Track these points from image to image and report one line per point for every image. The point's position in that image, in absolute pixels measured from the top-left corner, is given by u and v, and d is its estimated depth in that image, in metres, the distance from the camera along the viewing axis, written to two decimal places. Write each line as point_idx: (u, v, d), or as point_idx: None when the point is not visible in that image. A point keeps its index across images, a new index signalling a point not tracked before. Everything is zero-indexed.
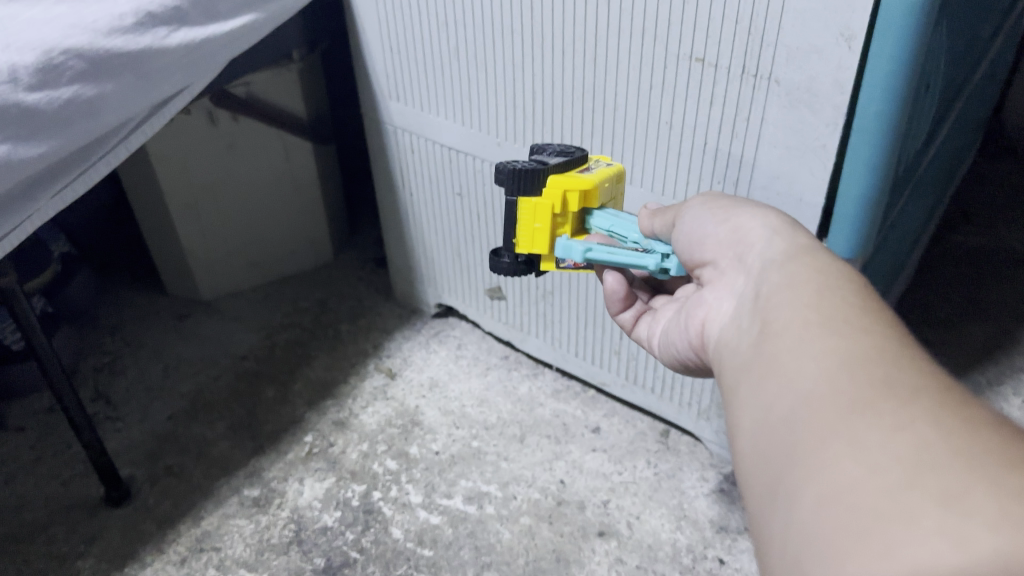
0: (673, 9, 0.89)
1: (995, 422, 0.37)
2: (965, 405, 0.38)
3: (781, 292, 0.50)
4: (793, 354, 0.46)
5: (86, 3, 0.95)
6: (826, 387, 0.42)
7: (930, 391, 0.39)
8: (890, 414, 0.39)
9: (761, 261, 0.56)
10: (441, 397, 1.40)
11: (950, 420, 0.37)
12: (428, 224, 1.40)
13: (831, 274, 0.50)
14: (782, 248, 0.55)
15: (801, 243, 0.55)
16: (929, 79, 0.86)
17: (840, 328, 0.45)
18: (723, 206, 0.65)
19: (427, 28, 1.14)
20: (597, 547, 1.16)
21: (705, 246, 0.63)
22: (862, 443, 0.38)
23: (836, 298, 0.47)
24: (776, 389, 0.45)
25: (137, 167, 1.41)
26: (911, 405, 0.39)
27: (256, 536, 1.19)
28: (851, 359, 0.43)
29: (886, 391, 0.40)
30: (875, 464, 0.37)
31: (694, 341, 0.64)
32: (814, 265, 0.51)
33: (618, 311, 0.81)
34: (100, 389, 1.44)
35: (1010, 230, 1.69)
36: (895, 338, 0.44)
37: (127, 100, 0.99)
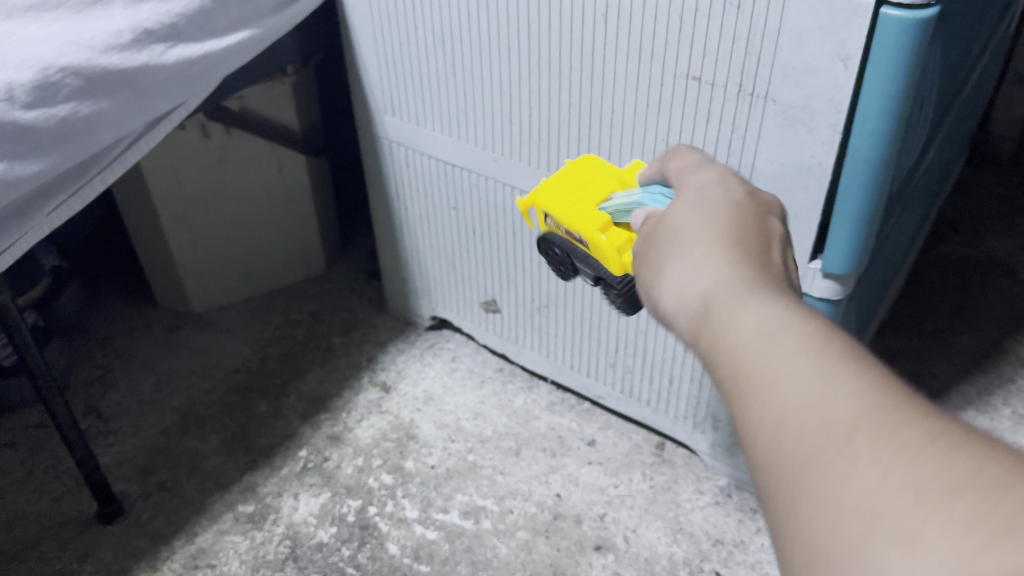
0: (670, 27, 0.90)
1: (930, 434, 0.37)
2: (901, 424, 0.38)
3: (710, 331, 0.50)
4: (752, 357, 0.45)
5: (83, 20, 0.95)
6: (777, 448, 0.42)
7: (861, 422, 0.39)
8: (834, 469, 0.39)
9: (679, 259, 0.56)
10: (436, 410, 1.40)
11: (891, 456, 0.37)
12: (422, 236, 1.40)
13: (743, 293, 0.49)
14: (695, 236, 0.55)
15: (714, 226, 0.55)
16: (923, 97, 0.87)
17: (764, 370, 0.44)
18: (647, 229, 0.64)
19: (423, 44, 1.14)
20: (594, 561, 1.16)
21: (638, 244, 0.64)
22: (824, 508, 0.38)
23: (754, 324, 0.46)
24: (743, 396, 0.45)
25: (129, 180, 1.40)
26: (850, 451, 0.38)
27: (251, 552, 1.19)
28: (785, 410, 0.42)
29: (824, 441, 0.40)
30: (842, 529, 0.37)
31: None
32: (725, 286, 0.50)
33: None
34: (92, 403, 1.42)
35: (997, 240, 1.71)
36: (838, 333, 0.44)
37: (124, 116, 0.99)
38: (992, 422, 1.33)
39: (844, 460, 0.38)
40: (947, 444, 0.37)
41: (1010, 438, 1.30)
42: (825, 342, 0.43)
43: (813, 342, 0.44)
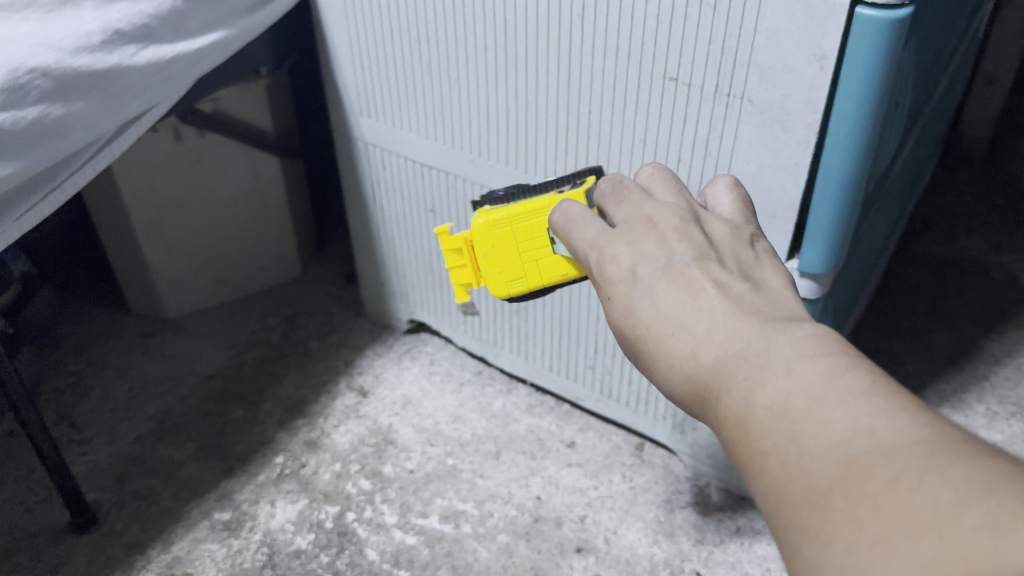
0: (646, 28, 0.90)
1: (892, 477, 0.40)
2: (866, 477, 0.41)
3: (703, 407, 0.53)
4: (781, 395, 0.47)
5: (51, 22, 0.94)
6: (778, 519, 0.45)
7: (834, 484, 0.42)
8: (821, 532, 0.42)
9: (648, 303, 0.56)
10: (415, 414, 1.39)
11: (864, 513, 0.40)
12: (400, 240, 1.39)
13: (712, 364, 0.52)
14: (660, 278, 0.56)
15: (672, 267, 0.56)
16: (898, 97, 0.88)
17: (750, 444, 0.48)
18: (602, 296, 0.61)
19: (399, 45, 1.13)
20: (575, 563, 1.16)
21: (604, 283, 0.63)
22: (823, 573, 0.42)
23: (732, 397, 0.50)
24: (775, 430, 0.46)
25: (100, 185, 1.38)
26: (830, 514, 0.42)
27: (228, 560, 1.17)
28: (775, 481, 0.46)
29: (809, 509, 0.43)
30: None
31: None
32: (692, 358, 0.53)
33: None
34: (64, 411, 1.40)
35: (969, 240, 1.73)
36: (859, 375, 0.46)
37: (94, 119, 0.97)
38: (966, 419, 1.34)
39: (826, 523, 0.42)
40: (907, 484, 0.40)
41: (984, 435, 1.31)
42: (787, 406, 0.46)
43: (780, 410, 0.47)
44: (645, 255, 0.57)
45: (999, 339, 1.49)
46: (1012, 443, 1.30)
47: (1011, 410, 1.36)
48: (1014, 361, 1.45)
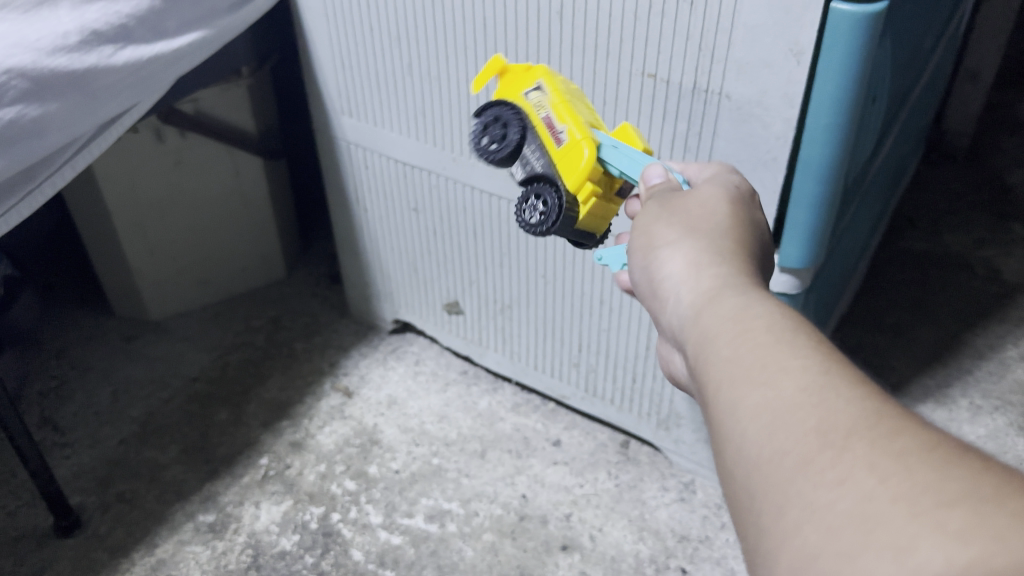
0: (625, 25, 0.90)
1: (927, 445, 0.39)
2: (897, 434, 0.40)
3: (713, 322, 0.51)
4: (740, 381, 0.46)
5: (27, 22, 0.93)
6: (770, 446, 0.43)
7: (860, 427, 0.40)
8: (829, 473, 0.40)
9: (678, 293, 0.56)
10: (400, 414, 1.38)
11: (887, 463, 0.38)
12: (383, 239, 1.39)
13: (727, 301, 0.52)
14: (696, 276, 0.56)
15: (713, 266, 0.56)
16: (875, 92, 0.88)
17: (766, 368, 0.46)
18: (649, 223, 0.63)
19: (379, 44, 1.13)
20: (560, 561, 1.16)
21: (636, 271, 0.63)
22: (817, 509, 0.39)
23: (760, 322, 0.49)
24: (734, 419, 0.45)
25: (80, 186, 1.37)
26: (846, 455, 0.40)
27: (213, 562, 1.16)
28: (784, 406, 0.43)
29: (823, 442, 0.41)
30: (831, 530, 0.38)
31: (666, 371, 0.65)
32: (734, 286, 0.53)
33: None
34: (47, 414, 1.39)
35: (953, 235, 1.73)
36: (826, 357, 0.46)
37: (72, 120, 0.96)
38: (950, 413, 1.35)
39: (838, 464, 0.40)
40: (941, 455, 0.38)
41: (968, 429, 1.32)
42: (761, 380, 0.45)
43: (754, 381, 0.45)
44: (679, 249, 0.58)
45: (982, 334, 1.50)
46: (996, 437, 1.31)
47: (995, 403, 1.36)
48: (997, 355, 1.45)
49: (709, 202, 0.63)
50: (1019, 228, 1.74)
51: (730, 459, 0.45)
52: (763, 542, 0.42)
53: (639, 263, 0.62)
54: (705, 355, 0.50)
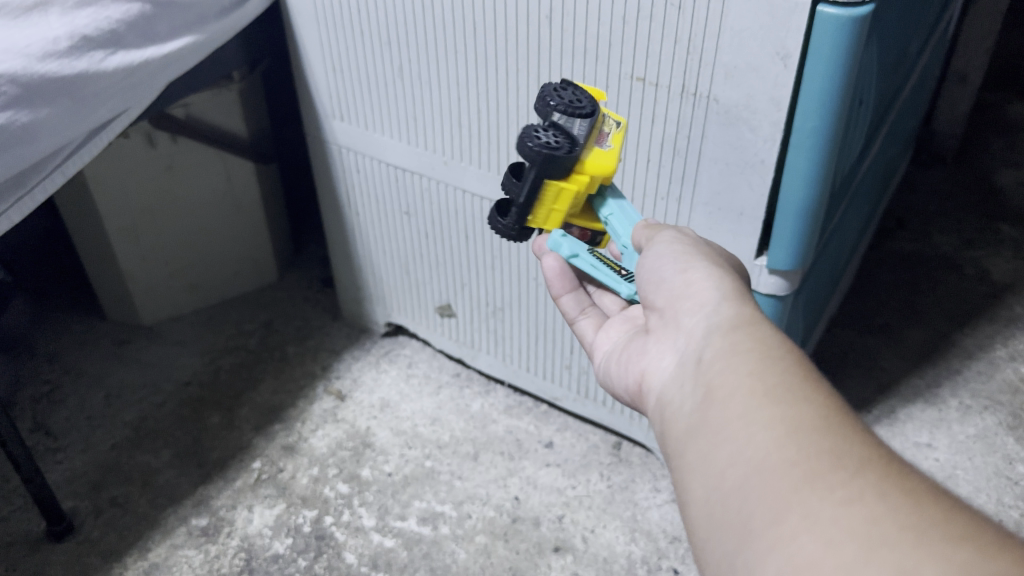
0: (613, 29, 0.90)
1: (933, 491, 0.45)
2: (905, 476, 0.46)
3: (738, 343, 0.57)
4: (741, 421, 0.52)
5: (18, 27, 0.93)
6: (779, 455, 0.49)
7: (872, 463, 0.47)
8: (837, 491, 0.45)
9: (703, 325, 0.60)
10: (393, 417, 1.39)
11: (897, 496, 0.44)
12: (375, 242, 1.39)
13: (743, 341, 0.57)
14: (727, 315, 0.59)
15: (747, 312, 0.60)
16: (862, 95, 0.89)
17: (790, 393, 0.52)
18: (685, 247, 0.68)
19: (370, 48, 1.14)
20: (553, 562, 1.16)
21: (660, 290, 0.66)
22: (818, 518, 0.45)
23: (786, 358, 0.55)
24: (730, 455, 0.51)
25: (72, 191, 1.37)
26: (855, 481, 0.45)
27: (206, 566, 1.17)
28: (802, 432, 0.49)
29: (836, 465, 0.47)
30: (832, 541, 0.43)
31: (633, 388, 0.68)
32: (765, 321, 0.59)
33: (561, 295, 0.84)
34: (40, 419, 1.39)
35: (942, 235, 1.75)
36: (833, 408, 0.51)
37: (63, 125, 0.96)
38: (940, 413, 1.36)
39: (847, 486, 0.45)
40: (946, 502, 0.44)
41: (958, 429, 1.33)
42: (764, 423, 0.51)
43: (755, 423, 0.51)
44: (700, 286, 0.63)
45: (971, 334, 1.51)
46: (985, 436, 1.32)
47: (984, 403, 1.37)
48: (986, 355, 1.47)
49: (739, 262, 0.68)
50: (1007, 228, 1.76)
51: (733, 469, 0.51)
52: (751, 541, 0.47)
53: (671, 272, 0.66)
54: (725, 368, 0.56)
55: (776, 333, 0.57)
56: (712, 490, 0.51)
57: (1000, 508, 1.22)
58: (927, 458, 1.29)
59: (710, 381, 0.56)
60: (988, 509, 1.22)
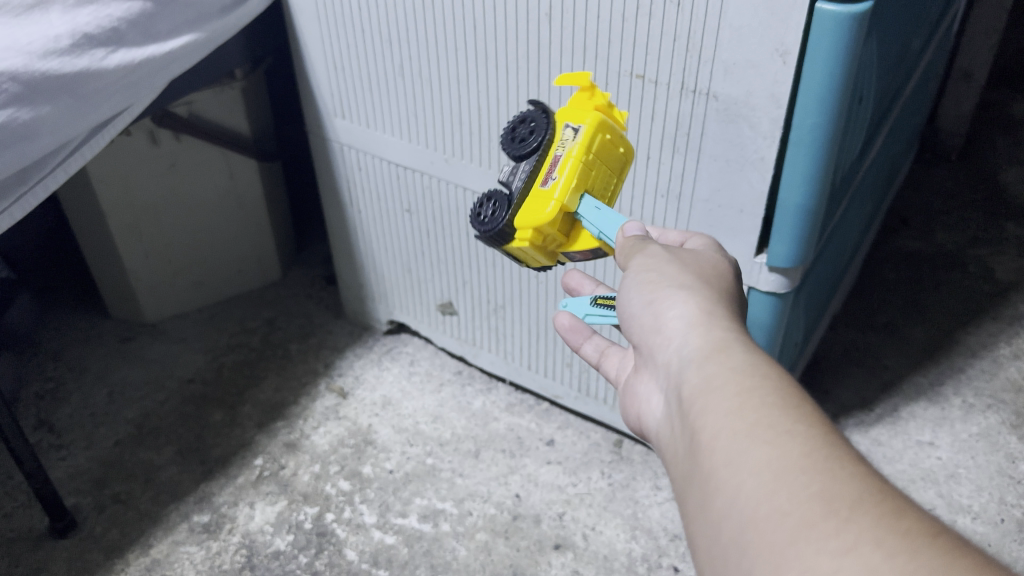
0: (612, 26, 0.90)
1: (930, 530, 0.41)
2: (901, 515, 0.42)
3: (713, 377, 0.53)
4: (727, 465, 0.48)
5: (20, 26, 0.94)
6: (770, 503, 0.45)
7: (865, 502, 0.42)
8: (831, 541, 0.41)
9: (679, 360, 0.57)
10: (394, 415, 1.39)
11: (894, 542, 0.40)
12: (377, 240, 1.40)
13: (721, 372, 0.53)
14: (700, 345, 0.55)
15: (718, 337, 0.55)
16: (862, 91, 0.89)
17: (770, 429, 0.47)
18: (655, 270, 0.64)
19: (371, 46, 1.14)
20: (553, 560, 1.16)
21: (636, 322, 0.63)
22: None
23: (764, 387, 0.50)
24: (721, 505, 0.47)
25: (76, 189, 1.37)
26: (849, 527, 0.41)
27: (207, 563, 1.17)
28: (788, 471, 0.45)
29: (827, 509, 0.43)
30: None
31: (636, 427, 0.65)
32: (741, 346, 0.54)
33: (582, 350, 0.82)
34: (43, 416, 1.40)
35: (947, 234, 1.74)
36: (820, 438, 0.46)
37: (64, 123, 0.97)
38: (943, 412, 1.35)
39: (841, 535, 0.41)
40: (944, 542, 0.40)
41: (960, 427, 1.33)
42: (748, 466, 0.47)
43: (740, 466, 0.47)
44: (674, 315, 0.59)
45: (975, 332, 1.50)
46: (988, 435, 1.31)
47: (987, 402, 1.37)
48: (990, 353, 1.46)
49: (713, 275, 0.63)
50: (1012, 227, 1.75)
51: (725, 519, 0.47)
52: None
53: (639, 306, 0.63)
54: (703, 408, 0.52)
55: (753, 358, 0.53)
56: (713, 544, 0.48)
57: (1003, 507, 1.21)
58: (929, 457, 1.28)
59: (691, 423, 0.52)
60: (991, 507, 1.21)
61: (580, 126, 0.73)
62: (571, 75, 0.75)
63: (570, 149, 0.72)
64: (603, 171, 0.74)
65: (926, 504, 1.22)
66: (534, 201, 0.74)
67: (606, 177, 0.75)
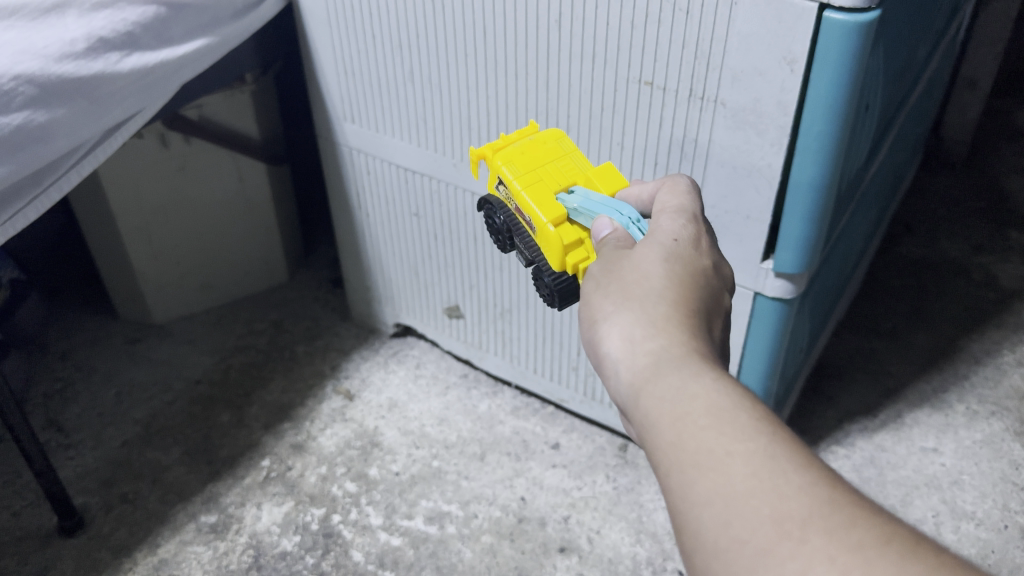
0: (622, 34, 0.91)
1: (882, 538, 0.41)
2: (852, 525, 0.42)
3: (652, 403, 0.51)
4: (684, 501, 0.47)
5: (36, 29, 0.95)
6: (727, 534, 0.44)
7: (815, 518, 0.43)
8: (789, 565, 0.42)
9: (621, 388, 0.55)
10: (400, 417, 1.40)
11: (848, 558, 0.41)
12: (385, 244, 1.40)
13: (657, 399, 0.51)
14: (635, 372, 0.54)
15: (650, 357, 0.54)
16: (869, 99, 0.90)
17: (714, 457, 0.47)
18: (591, 287, 0.61)
19: (382, 51, 1.15)
20: (558, 563, 1.17)
21: (586, 347, 0.61)
22: None
23: (699, 407, 0.49)
24: (687, 542, 0.47)
25: (87, 191, 1.39)
26: (805, 549, 0.42)
27: (215, 562, 1.18)
28: (738, 499, 0.45)
29: (781, 535, 0.43)
30: None
31: None
32: (670, 358, 0.53)
33: None
34: (52, 416, 1.41)
35: (951, 241, 1.74)
36: (761, 453, 0.46)
37: (79, 126, 0.98)
38: (947, 418, 1.36)
39: (797, 556, 0.42)
40: (899, 548, 0.41)
41: (964, 434, 1.33)
42: (701, 501, 0.46)
43: (694, 501, 0.46)
44: (610, 337, 0.57)
45: (979, 340, 1.51)
46: (991, 442, 1.32)
47: (990, 409, 1.37)
48: (994, 361, 1.46)
49: (642, 261, 0.60)
50: (1016, 235, 1.75)
51: (692, 556, 0.46)
52: None
53: (583, 330, 0.60)
54: (650, 438, 0.51)
55: (684, 376, 0.51)
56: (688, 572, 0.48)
57: (1006, 513, 1.21)
58: (933, 463, 1.29)
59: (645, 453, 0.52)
60: (994, 514, 1.21)
61: (500, 177, 0.80)
62: (474, 154, 0.86)
63: (514, 191, 0.78)
64: (546, 168, 0.79)
65: (930, 510, 1.22)
66: (543, 242, 0.75)
67: (555, 166, 0.79)
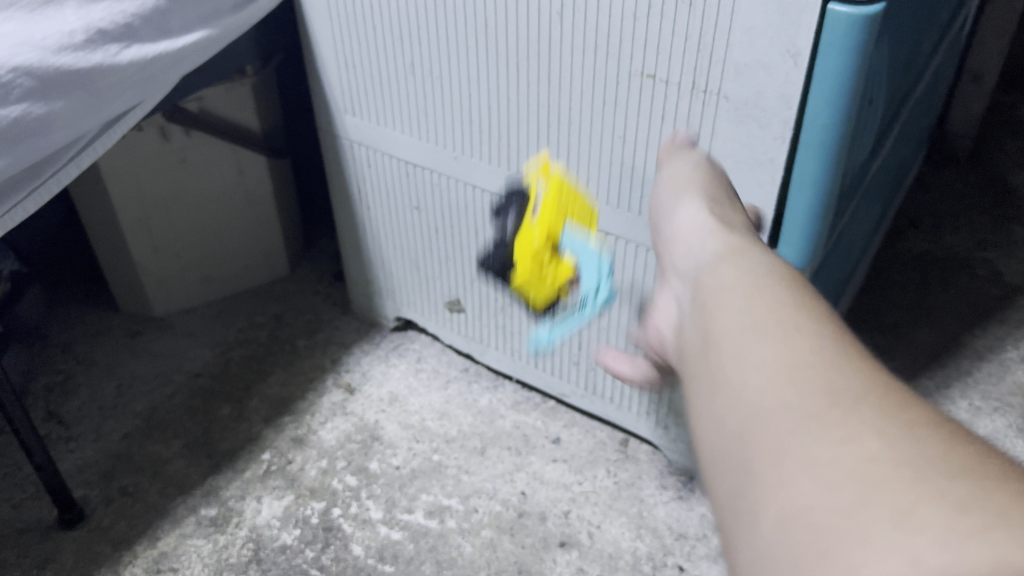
0: (625, 27, 0.91)
1: (933, 424, 0.39)
2: (903, 408, 0.40)
3: (730, 278, 0.52)
4: (736, 361, 0.46)
5: (33, 20, 0.94)
6: (774, 395, 0.43)
7: (869, 395, 0.41)
8: (835, 428, 0.40)
9: (699, 269, 0.56)
10: (401, 411, 1.40)
11: (896, 431, 0.38)
12: (386, 237, 1.40)
13: (737, 274, 0.52)
14: (719, 256, 0.55)
15: (739, 249, 0.55)
16: (873, 93, 0.89)
17: (781, 329, 0.46)
18: (695, 204, 0.64)
19: (383, 44, 1.14)
20: (559, 557, 1.17)
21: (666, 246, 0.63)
22: (817, 459, 0.39)
23: (778, 288, 0.49)
24: (727, 397, 0.45)
25: (87, 183, 1.38)
26: (853, 416, 0.40)
27: (214, 556, 1.18)
28: (796, 367, 0.44)
29: (832, 402, 0.41)
30: (829, 482, 0.38)
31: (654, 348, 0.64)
32: (762, 255, 0.54)
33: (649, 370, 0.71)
34: (52, 408, 1.41)
35: (955, 236, 1.74)
36: (830, 340, 0.45)
37: (77, 118, 0.97)
38: (950, 414, 1.35)
39: (846, 420, 0.40)
40: (948, 434, 0.39)
41: None
42: (762, 359, 0.45)
43: (752, 359, 0.45)
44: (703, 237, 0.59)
45: (982, 336, 1.50)
46: (994, 438, 1.31)
47: (994, 405, 1.37)
48: (997, 357, 1.46)
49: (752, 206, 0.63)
50: (1020, 230, 1.74)
51: (727, 408, 0.45)
52: (753, 485, 0.41)
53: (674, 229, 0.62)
54: (717, 305, 0.51)
55: (771, 266, 0.52)
56: (708, 440, 0.46)
57: None
58: None
59: (704, 319, 0.51)
60: None
61: None
62: None
63: None
64: None
65: None
66: None
67: None
